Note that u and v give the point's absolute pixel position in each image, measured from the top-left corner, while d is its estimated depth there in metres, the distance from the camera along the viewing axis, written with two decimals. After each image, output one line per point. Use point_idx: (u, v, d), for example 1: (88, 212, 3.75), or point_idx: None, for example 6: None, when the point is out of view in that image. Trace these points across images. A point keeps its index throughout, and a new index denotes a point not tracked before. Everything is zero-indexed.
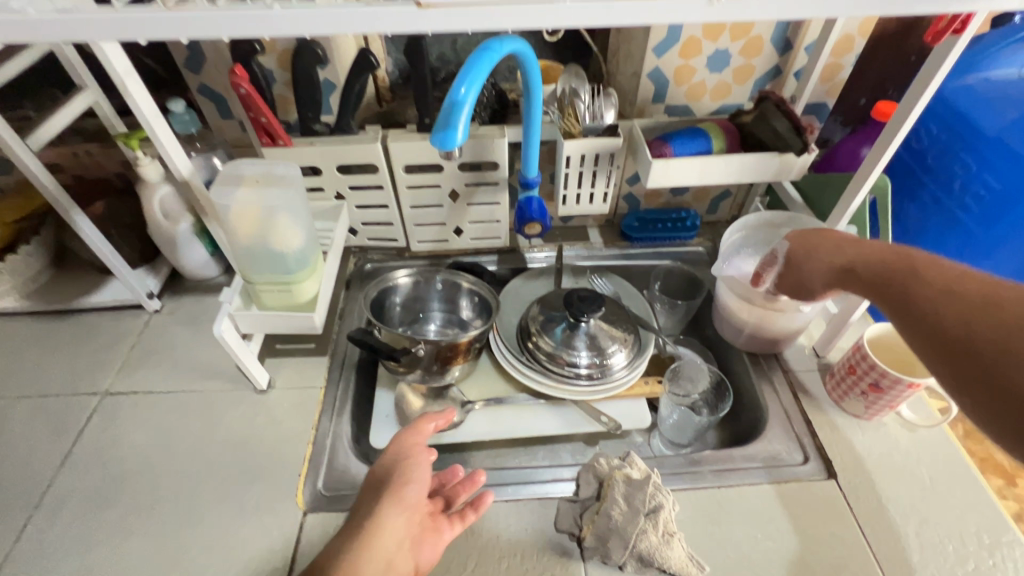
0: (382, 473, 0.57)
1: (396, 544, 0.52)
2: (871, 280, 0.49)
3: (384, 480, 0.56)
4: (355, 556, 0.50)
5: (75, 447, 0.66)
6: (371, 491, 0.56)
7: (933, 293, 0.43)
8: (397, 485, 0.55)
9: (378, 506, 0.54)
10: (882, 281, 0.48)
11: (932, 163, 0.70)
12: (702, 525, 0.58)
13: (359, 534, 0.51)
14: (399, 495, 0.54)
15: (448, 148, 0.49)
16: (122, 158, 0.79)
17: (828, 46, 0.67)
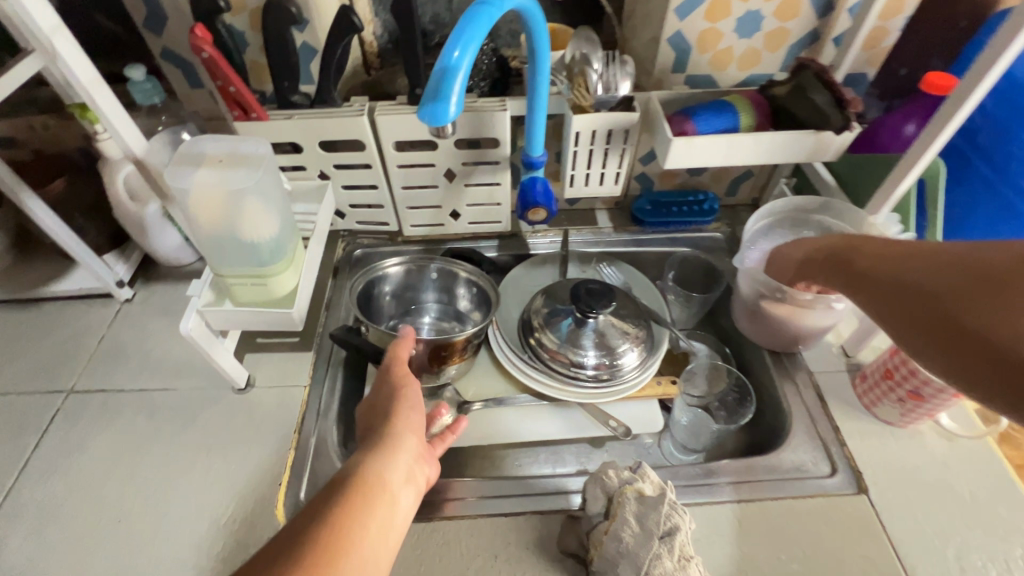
0: (378, 404, 0.53)
1: (415, 458, 0.48)
2: (818, 263, 0.52)
3: (383, 407, 0.52)
4: (375, 462, 0.44)
5: (38, 450, 0.61)
6: (372, 420, 0.51)
7: (867, 259, 0.46)
8: (398, 408, 0.51)
9: (385, 426, 0.48)
10: (827, 262, 0.50)
11: (984, 143, 0.63)
12: (719, 543, 0.53)
13: (375, 447, 0.46)
14: (401, 414, 0.50)
15: (439, 124, 0.42)
16: (83, 132, 0.71)
17: (876, 8, 0.59)
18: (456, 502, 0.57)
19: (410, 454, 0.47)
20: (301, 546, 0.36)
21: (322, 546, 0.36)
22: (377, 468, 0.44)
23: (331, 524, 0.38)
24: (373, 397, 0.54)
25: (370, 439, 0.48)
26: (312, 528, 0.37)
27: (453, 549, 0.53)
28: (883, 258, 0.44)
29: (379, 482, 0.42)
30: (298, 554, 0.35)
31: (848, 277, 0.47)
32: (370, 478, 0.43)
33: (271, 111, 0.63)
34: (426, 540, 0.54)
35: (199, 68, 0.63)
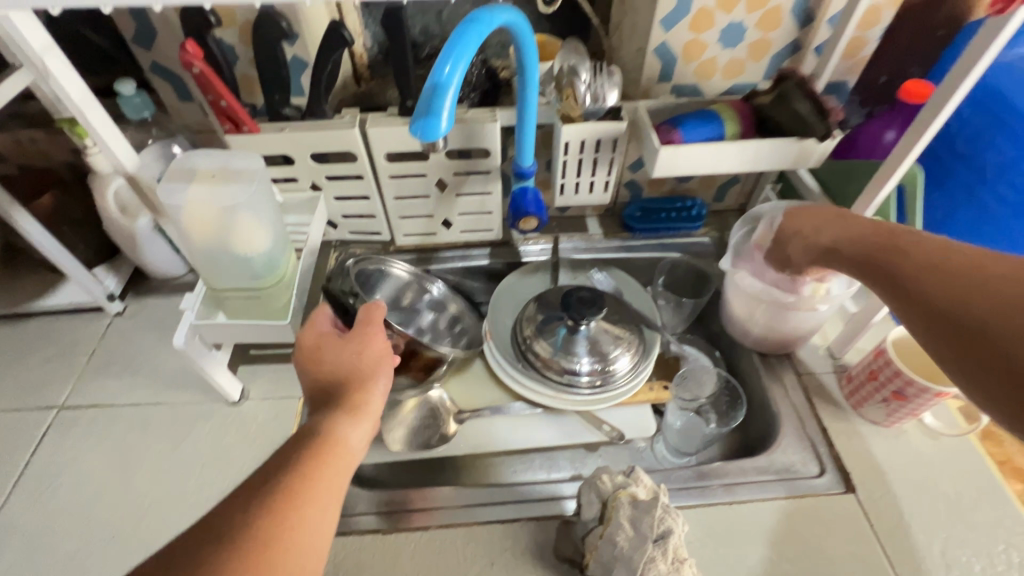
0: (339, 354, 0.50)
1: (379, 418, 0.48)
2: (853, 262, 0.50)
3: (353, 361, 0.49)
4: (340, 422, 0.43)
5: (27, 469, 0.60)
6: (327, 367, 0.49)
7: (905, 261, 0.45)
8: (369, 372, 0.49)
9: (355, 388, 0.47)
10: (857, 250, 0.49)
11: (963, 150, 0.64)
12: (712, 546, 0.54)
13: (343, 407, 0.45)
14: (371, 379, 0.48)
15: (431, 138, 0.42)
16: (71, 146, 0.71)
17: (855, 20, 0.61)
18: (454, 509, 0.57)
19: (373, 421, 0.46)
20: (262, 498, 0.35)
21: (287, 499, 0.36)
22: (336, 428, 0.43)
23: (300, 476, 0.38)
24: (340, 338, 0.51)
25: (330, 397, 0.47)
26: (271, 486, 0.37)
27: (449, 557, 0.54)
28: (934, 272, 0.42)
29: (340, 447, 0.42)
30: (264, 500, 0.35)
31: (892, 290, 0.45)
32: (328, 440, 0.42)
33: (262, 123, 0.63)
34: (423, 548, 0.54)
35: (190, 81, 0.63)
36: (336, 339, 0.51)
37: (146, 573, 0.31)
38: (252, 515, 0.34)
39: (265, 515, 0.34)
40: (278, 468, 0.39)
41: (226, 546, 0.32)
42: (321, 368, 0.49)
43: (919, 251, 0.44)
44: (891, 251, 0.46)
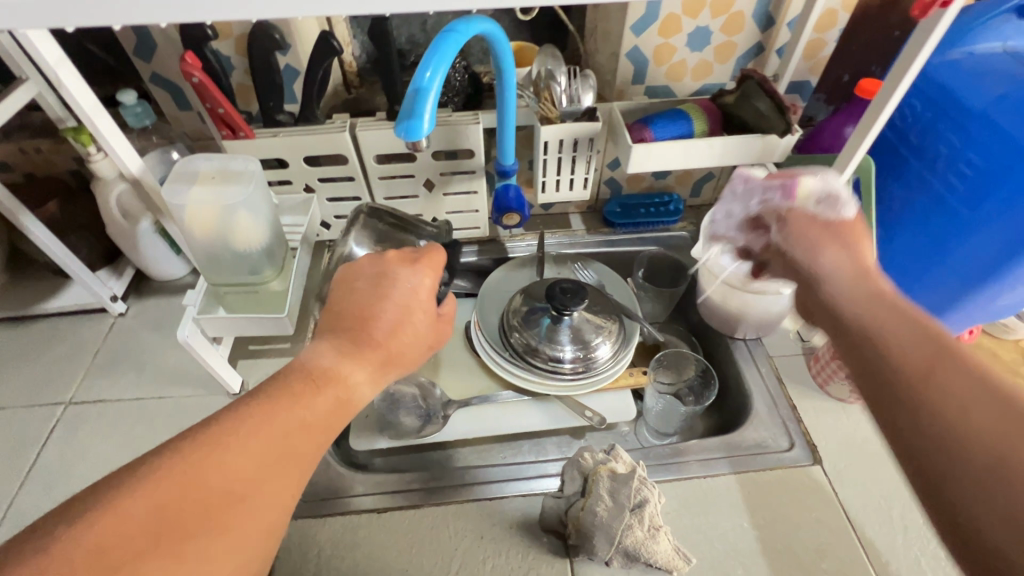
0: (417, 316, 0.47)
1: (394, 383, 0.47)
2: (875, 339, 0.37)
3: (406, 338, 0.46)
4: (364, 382, 0.42)
5: (38, 461, 0.64)
6: (382, 316, 0.46)
7: (943, 382, 0.33)
8: (411, 349, 0.47)
9: (395, 356, 0.45)
10: (890, 325, 0.37)
11: (917, 142, 0.69)
12: (688, 516, 0.58)
13: (377, 366, 0.44)
14: (405, 358, 0.47)
15: (414, 139, 0.46)
16: (75, 154, 0.74)
17: (810, 23, 0.65)
18: (448, 488, 0.61)
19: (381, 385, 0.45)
20: (267, 429, 0.36)
21: (286, 440, 0.37)
22: (356, 388, 0.42)
23: (303, 426, 0.38)
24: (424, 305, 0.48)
25: (371, 339, 0.44)
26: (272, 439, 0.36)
27: (441, 531, 0.57)
28: (972, 421, 0.31)
29: (348, 409, 0.41)
30: (272, 427, 0.37)
31: (912, 404, 0.33)
32: (340, 400, 0.40)
33: (257, 129, 0.67)
34: (416, 524, 0.58)
35: (188, 91, 0.66)
36: (429, 314, 0.48)
37: (169, 481, 0.32)
38: (261, 443, 0.36)
39: (258, 473, 0.35)
40: (283, 421, 0.37)
41: (233, 471, 0.34)
42: (384, 308, 0.46)
43: (982, 376, 0.32)
44: (941, 360, 0.34)
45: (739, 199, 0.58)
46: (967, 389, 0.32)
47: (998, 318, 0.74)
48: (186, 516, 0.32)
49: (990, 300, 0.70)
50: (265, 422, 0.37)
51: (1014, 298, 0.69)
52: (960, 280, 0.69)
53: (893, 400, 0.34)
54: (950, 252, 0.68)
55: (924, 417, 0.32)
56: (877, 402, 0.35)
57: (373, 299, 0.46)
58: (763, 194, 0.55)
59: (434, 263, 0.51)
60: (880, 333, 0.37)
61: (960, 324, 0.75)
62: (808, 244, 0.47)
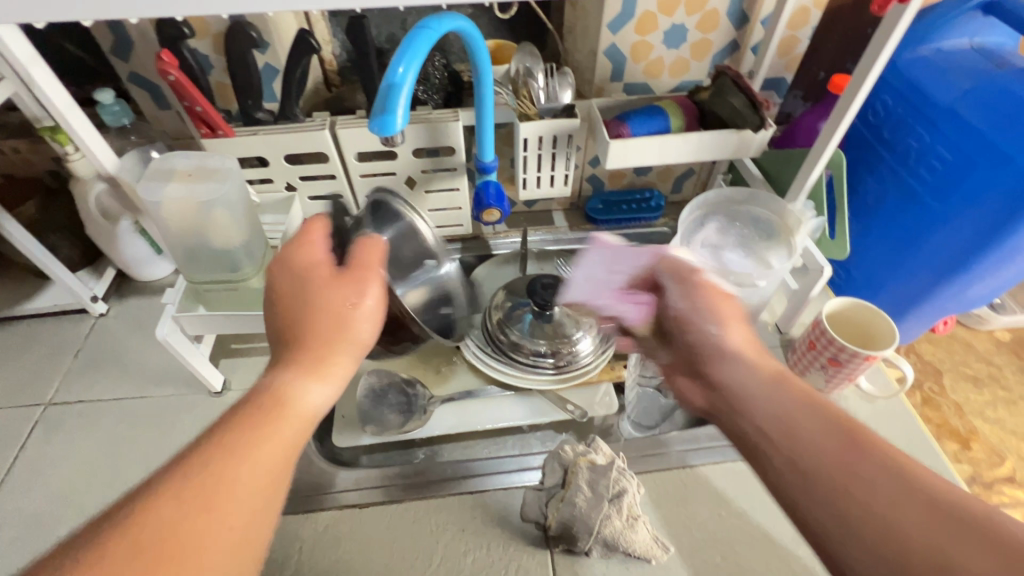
0: (321, 294, 0.45)
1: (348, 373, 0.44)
2: (787, 431, 0.37)
3: (333, 326, 0.44)
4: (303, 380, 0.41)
5: (16, 463, 0.63)
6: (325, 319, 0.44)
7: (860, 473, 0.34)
8: (346, 325, 0.44)
9: (326, 341, 0.43)
10: (790, 416, 0.38)
11: (889, 137, 0.70)
12: (667, 506, 0.59)
13: (300, 361, 0.42)
14: (342, 340, 0.44)
15: (388, 134, 0.46)
16: (53, 154, 0.73)
17: (783, 21, 0.67)
18: (432, 482, 0.61)
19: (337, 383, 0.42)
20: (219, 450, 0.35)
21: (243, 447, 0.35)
22: (299, 395, 0.40)
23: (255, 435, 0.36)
24: (318, 278, 0.46)
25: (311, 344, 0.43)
26: (216, 477, 0.33)
27: (423, 525, 0.58)
28: (893, 514, 0.31)
29: (298, 409, 0.39)
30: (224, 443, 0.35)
31: (831, 502, 0.33)
32: (289, 410, 0.39)
33: (237, 128, 0.67)
34: (398, 519, 0.58)
35: (167, 90, 0.66)
36: (326, 281, 0.46)
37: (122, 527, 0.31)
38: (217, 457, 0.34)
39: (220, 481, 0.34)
40: (239, 439, 0.36)
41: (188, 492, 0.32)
42: (294, 306, 0.45)
43: (887, 462, 0.34)
44: (849, 450, 0.35)
45: (605, 263, 0.63)
46: (880, 479, 0.33)
47: (970, 308, 0.76)
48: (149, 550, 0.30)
49: (961, 290, 0.70)
50: (220, 447, 0.35)
51: (983, 289, 0.71)
52: (931, 273, 0.70)
53: (817, 495, 0.34)
54: (923, 244, 0.69)
55: (853, 516, 0.32)
56: (799, 504, 0.35)
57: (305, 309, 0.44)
58: (637, 258, 0.60)
59: (310, 237, 0.48)
60: (796, 422, 0.38)
61: (934, 315, 0.76)
62: (705, 315, 0.49)
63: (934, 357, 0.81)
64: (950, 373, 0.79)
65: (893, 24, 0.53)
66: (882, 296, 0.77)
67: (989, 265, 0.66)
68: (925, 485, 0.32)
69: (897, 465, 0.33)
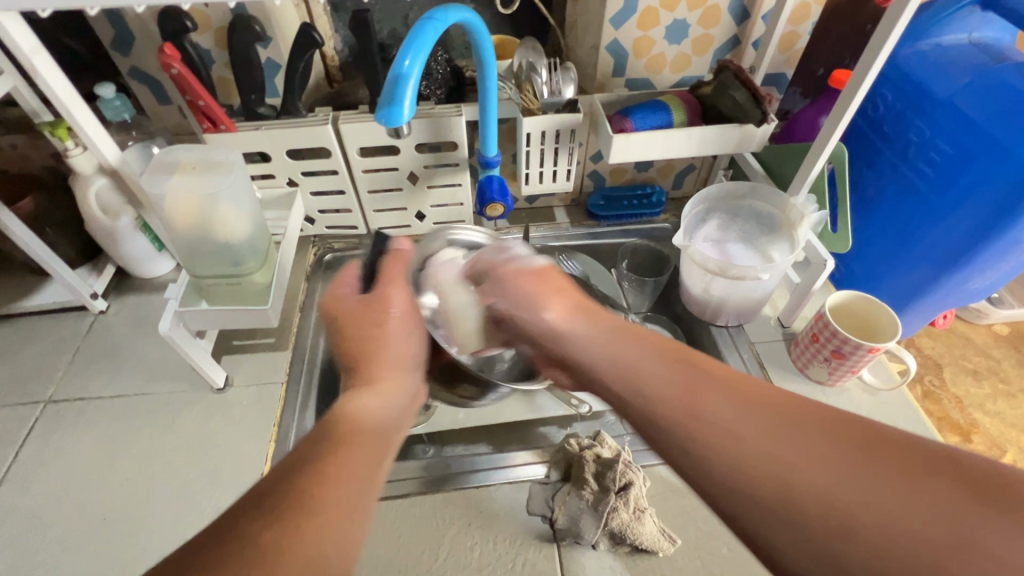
0: (353, 324, 0.52)
1: (409, 394, 0.49)
2: (635, 385, 0.40)
3: (371, 351, 0.50)
4: (365, 394, 0.45)
5: (16, 460, 0.62)
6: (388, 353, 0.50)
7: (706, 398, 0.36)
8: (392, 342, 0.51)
9: (376, 363, 0.49)
10: (638, 366, 0.42)
11: (889, 131, 0.71)
12: (673, 499, 0.59)
13: (356, 386, 0.46)
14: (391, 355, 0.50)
15: (395, 125, 0.46)
16: (52, 151, 0.73)
17: (784, 16, 0.67)
18: (437, 478, 0.60)
19: (393, 398, 0.47)
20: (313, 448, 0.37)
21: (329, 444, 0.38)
22: (369, 409, 0.43)
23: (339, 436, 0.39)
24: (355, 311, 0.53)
25: (373, 373, 0.48)
26: (312, 501, 0.33)
27: (428, 519, 0.57)
28: (733, 429, 0.34)
29: (366, 414, 0.42)
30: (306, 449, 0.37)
31: (676, 439, 0.36)
32: (359, 417, 0.42)
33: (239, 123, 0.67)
34: (403, 514, 0.58)
35: (168, 85, 0.66)
36: (354, 313, 0.53)
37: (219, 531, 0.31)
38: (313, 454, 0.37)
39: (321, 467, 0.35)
40: (320, 442, 0.38)
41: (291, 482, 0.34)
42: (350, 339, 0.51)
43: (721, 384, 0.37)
44: (690, 379, 0.38)
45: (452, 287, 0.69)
46: (711, 403, 0.36)
47: (970, 300, 0.76)
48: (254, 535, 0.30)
49: (962, 283, 0.71)
50: (313, 451, 0.37)
51: (983, 282, 0.71)
52: (933, 266, 0.71)
53: (672, 431, 0.36)
54: (924, 237, 0.70)
55: (703, 443, 0.34)
56: (664, 446, 0.36)
57: (371, 340, 0.50)
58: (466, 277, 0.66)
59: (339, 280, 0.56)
60: (644, 375, 0.40)
61: (934, 307, 0.76)
62: (529, 304, 0.54)
63: (933, 351, 0.81)
64: (950, 366, 0.80)
65: (894, 18, 0.53)
66: (882, 290, 0.78)
67: (990, 257, 0.66)
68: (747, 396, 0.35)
69: (729, 385, 0.37)
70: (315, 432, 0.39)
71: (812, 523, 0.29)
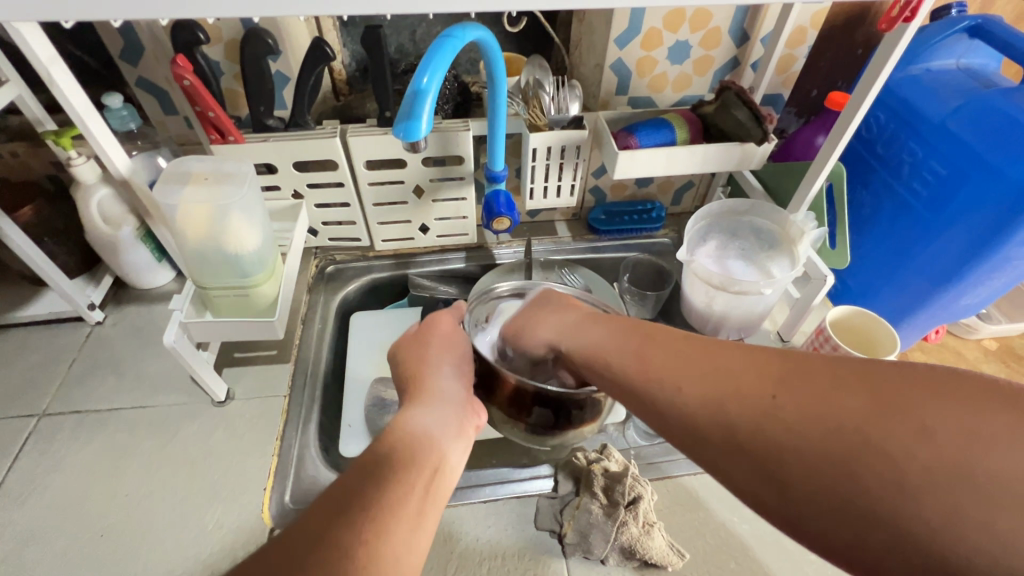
0: (417, 354, 0.57)
1: (459, 400, 0.53)
2: (604, 367, 0.48)
3: (412, 382, 0.54)
4: (413, 410, 0.49)
5: (9, 475, 0.61)
6: (433, 371, 0.55)
7: (741, 415, 0.37)
8: (435, 361, 0.56)
9: (421, 380, 0.54)
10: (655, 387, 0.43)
11: (882, 152, 0.74)
12: (680, 512, 0.59)
13: (408, 402, 0.51)
14: (437, 370, 0.55)
15: (412, 140, 0.47)
16: (53, 159, 0.72)
17: (782, 40, 0.69)
18: None
19: (441, 406, 0.51)
20: (379, 461, 0.40)
21: (395, 454, 0.41)
22: (422, 422, 0.47)
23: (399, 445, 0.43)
24: (416, 346, 0.58)
25: (420, 387, 0.53)
26: (382, 521, 0.35)
27: (434, 535, 0.57)
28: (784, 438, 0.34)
29: (413, 425, 0.46)
30: (373, 457, 0.40)
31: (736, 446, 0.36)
32: (413, 430, 0.45)
33: (246, 134, 0.67)
34: None
35: (176, 95, 0.66)
36: (422, 345, 0.58)
37: (301, 535, 0.34)
38: (384, 464, 0.40)
39: (389, 479, 0.39)
40: (385, 448, 0.42)
41: (370, 490, 0.37)
42: (413, 366, 0.56)
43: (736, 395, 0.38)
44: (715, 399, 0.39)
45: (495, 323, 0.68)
46: (732, 400, 0.38)
47: (962, 316, 0.78)
48: (324, 544, 0.33)
49: (953, 299, 0.72)
50: (377, 458, 0.40)
51: (975, 298, 0.73)
52: (927, 282, 0.72)
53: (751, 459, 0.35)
54: (918, 253, 0.71)
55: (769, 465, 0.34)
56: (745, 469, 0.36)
57: (417, 362, 0.56)
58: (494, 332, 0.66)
59: (418, 330, 0.61)
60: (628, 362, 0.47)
61: (927, 323, 0.78)
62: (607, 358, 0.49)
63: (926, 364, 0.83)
64: None
65: (894, 42, 0.55)
66: (878, 303, 0.79)
67: (982, 274, 0.68)
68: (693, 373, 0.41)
69: None
70: (375, 445, 0.42)
71: (855, 509, 0.31)
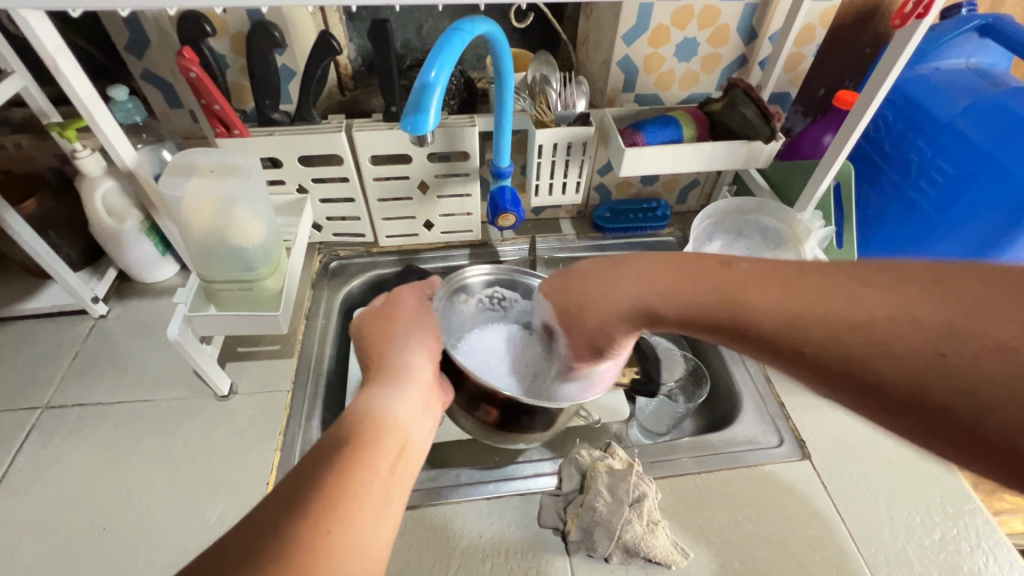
0: (388, 336, 0.53)
1: (426, 378, 0.51)
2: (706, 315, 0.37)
3: (379, 360, 0.52)
4: (380, 389, 0.48)
5: (12, 467, 0.61)
6: (399, 347, 0.52)
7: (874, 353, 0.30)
8: (405, 337, 0.53)
9: (390, 357, 0.51)
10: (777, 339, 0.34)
11: (890, 151, 0.73)
12: (684, 511, 0.58)
13: (377, 380, 0.49)
14: (405, 346, 0.52)
15: (419, 133, 0.47)
16: (57, 152, 0.72)
17: (791, 38, 0.68)
18: (446, 488, 0.60)
19: (412, 385, 0.49)
20: (339, 448, 0.39)
21: (356, 441, 0.40)
22: (389, 404, 0.46)
23: (361, 430, 0.42)
24: (381, 329, 0.54)
25: (389, 365, 0.50)
26: (340, 510, 0.35)
27: (436, 532, 0.56)
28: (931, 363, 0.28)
29: (381, 410, 0.44)
30: (336, 444, 0.40)
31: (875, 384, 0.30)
32: (380, 414, 0.44)
33: (252, 128, 0.67)
34: (410, 526, 0.57)
35: (182, 88, 0.66)
36: (389, 327, 0.54)
37: (253, 527, 0.33)
38: (345, 452, 0.39)
39: (345, 466, 0.38)
40: (350, 436, 0.41)
41: (327, 479, 0.36)
42: (380, 345, 0.53)
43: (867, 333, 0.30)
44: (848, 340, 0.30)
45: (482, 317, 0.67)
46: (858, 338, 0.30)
47: None
48: (276, 537, 0.33)
49: None
50: (337, 446, 0.40)
51: None
52: None
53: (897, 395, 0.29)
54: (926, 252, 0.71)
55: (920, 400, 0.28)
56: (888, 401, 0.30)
57: (384, 340, 0.53)
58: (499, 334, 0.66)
59: (387, 313, 0.56)
60: (673, 310, 0.39)
61: None
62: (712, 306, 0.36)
63: None
64: None
65: (903, 41, 0.55)
66: None
67: None
68: (757, 320, 0.34)
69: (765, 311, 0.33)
70: (333, 431, 0.41)
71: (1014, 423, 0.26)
